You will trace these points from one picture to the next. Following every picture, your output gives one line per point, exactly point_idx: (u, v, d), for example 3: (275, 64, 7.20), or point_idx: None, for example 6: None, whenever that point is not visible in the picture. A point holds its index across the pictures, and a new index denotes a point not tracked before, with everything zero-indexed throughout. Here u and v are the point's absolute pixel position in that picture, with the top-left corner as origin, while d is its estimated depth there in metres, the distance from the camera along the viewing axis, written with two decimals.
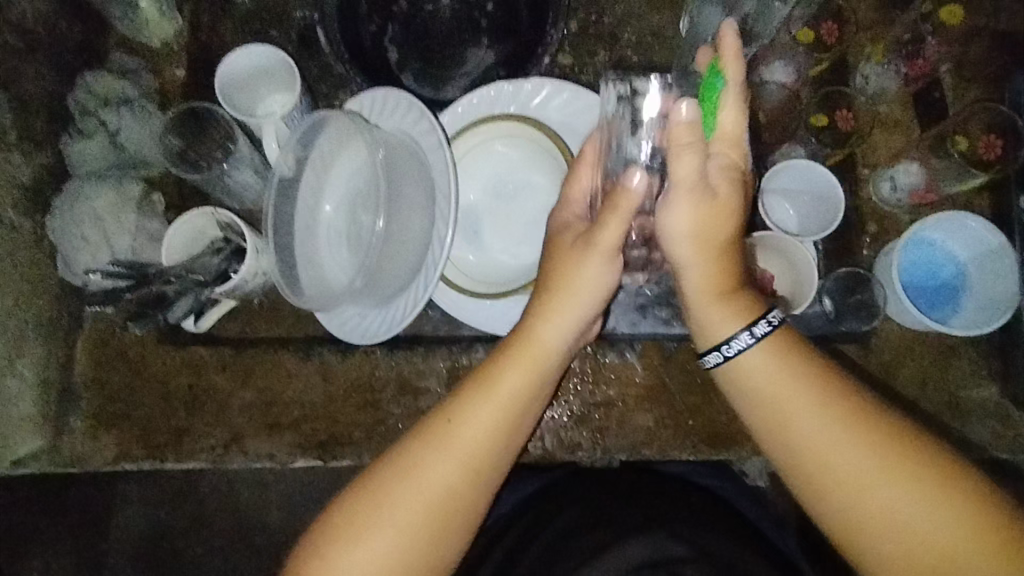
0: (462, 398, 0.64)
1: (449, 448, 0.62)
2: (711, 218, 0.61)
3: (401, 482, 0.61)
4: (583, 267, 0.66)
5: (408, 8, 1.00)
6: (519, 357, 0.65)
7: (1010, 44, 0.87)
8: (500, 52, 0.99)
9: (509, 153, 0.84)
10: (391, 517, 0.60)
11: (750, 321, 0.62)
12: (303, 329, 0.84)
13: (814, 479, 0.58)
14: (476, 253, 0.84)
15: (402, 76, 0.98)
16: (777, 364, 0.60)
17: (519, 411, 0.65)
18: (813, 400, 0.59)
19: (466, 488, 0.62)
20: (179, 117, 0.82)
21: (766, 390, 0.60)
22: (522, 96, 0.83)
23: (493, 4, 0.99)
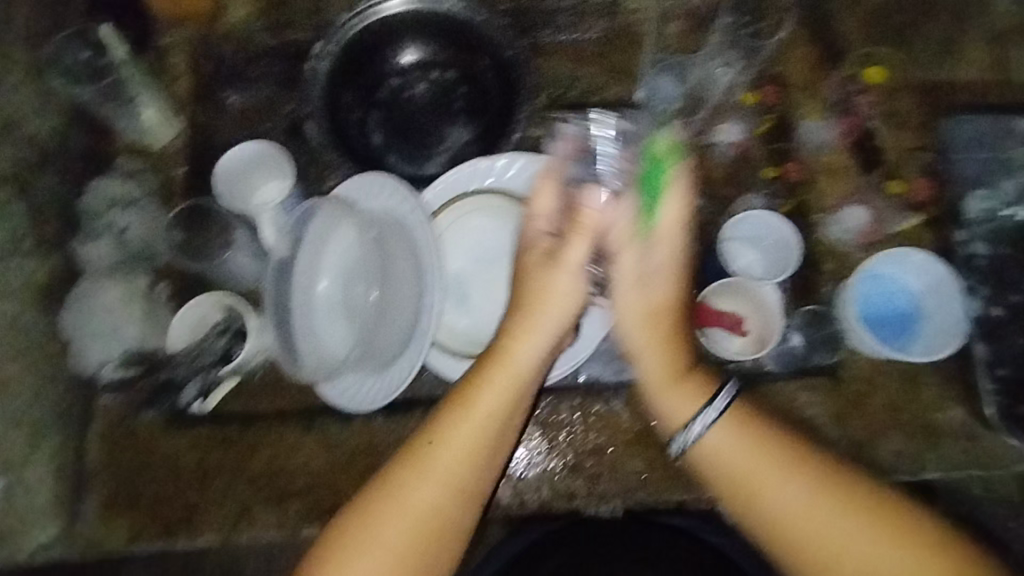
0: (444, 424, 0.72)
1: (432, 471, 0.71)
2: (650, 310, 0.77)
3: (391, 503, 0.71)
4: (552, 281, 0.76)
5: (388, 95, 1.06)
6: (495, 384, 0.73)
7: (932, 93, 0.96)
8: (474, 130, 1.07)
9: (489, 221, 0.91)
10: (387, 534, 0.70)
11: (709, 399, 0.75)
12: (306, 401, 0.88)
13: (781, 546, 0.71)
14: (466, 317, 0.89)
15: (388, 158, 1.06)
16: (736, 439, 0.74)
17: (495, 431, 0.73)
18: (774, 480, 0.72)
19: (452, 502, 0.71)
20: (183, 214, 0.92)
21: (741, 469, 0.73)
22: (496, 170, 0.91)
23: (466, 88, 1.08)
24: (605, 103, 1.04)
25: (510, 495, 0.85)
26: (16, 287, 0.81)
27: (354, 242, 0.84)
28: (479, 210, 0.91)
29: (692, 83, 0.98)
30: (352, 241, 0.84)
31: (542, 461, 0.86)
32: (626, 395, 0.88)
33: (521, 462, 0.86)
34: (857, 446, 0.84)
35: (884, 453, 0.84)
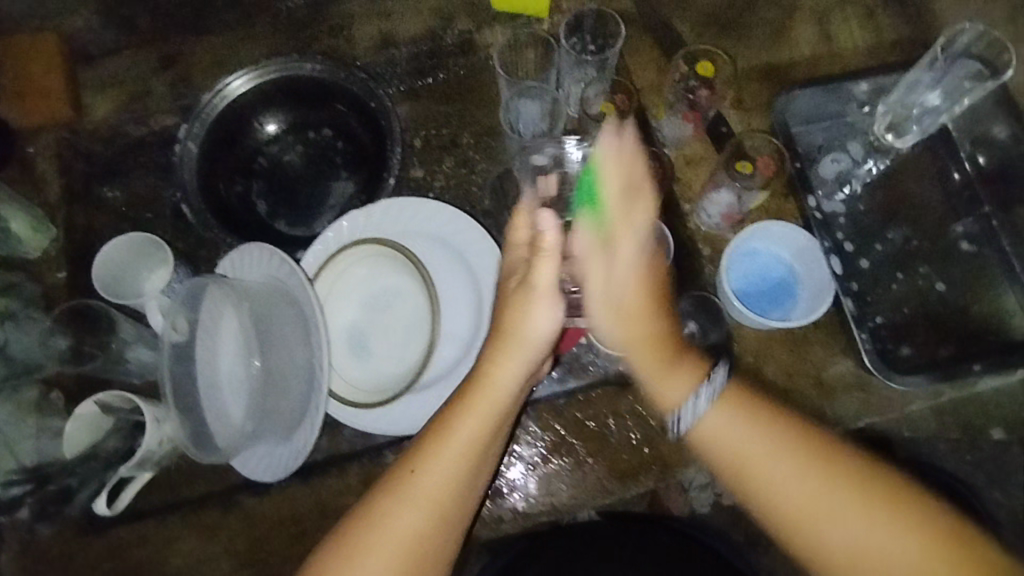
0: (423, 449, 0.70)
1: (415, 498, 0.68)
2: (637, 332, 0.67)
3: (369, 539, 0.67)
4: (530, 311, 0.70)
5: (268, 164, 1.10)
6: (473, 403, 0.70)
7: (767, 77, 1.04)
8: (357, 182, 1.10)
9: (371, 270, 0.91)
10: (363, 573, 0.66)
11: (698, 387, 0.68)
12: (223, 480, 0.87)
13: (791, 534, 0.65)
14: (367, 366, 0.90)
15: (275, 224, 1.08)
16: (744, 424, 0.67)
17: (479, 454, 0.70)
18: (787, 469, 0.65)
19: (433, 530, 0.68)
20: (66, 317, 0.90)
21: (750, 448, 0.66)
22: (367, 222, 0.93)
23: (343, 142, 1.11)
24: (479, 134, 1.11)
25: None
26: None
27: (246, 316, 0.82)
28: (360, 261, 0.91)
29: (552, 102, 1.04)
30: (243, 316, 0.81)
31: None
32: (536, 411, 0.90)
33: None
34: None
35: None
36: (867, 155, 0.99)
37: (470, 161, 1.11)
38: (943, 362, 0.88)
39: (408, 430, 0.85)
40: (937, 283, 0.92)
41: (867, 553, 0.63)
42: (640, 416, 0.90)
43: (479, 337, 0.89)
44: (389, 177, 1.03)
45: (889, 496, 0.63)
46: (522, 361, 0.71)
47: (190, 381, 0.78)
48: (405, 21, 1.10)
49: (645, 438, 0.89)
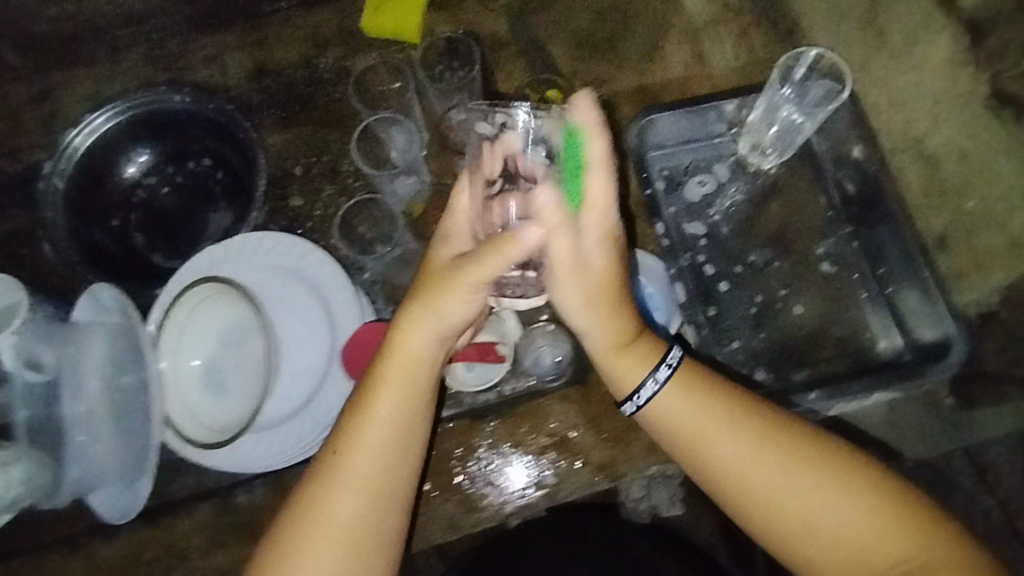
0: (347, 429, 0.73)
1: (340, 483, 0.71)
2: (608, 275, 0.68)
3: (313, 523, 0.70)
4: (446, 299, 0.70)
5: (145, 197, 1.10)
6: (392, 377, 0.73)
7: (635, 99, 1.03)
8: (234, 213, 1.09)
9: (210, 310, 0.87)
10: (313, 560, 0.69)
11: (654, 367, 0.74)
12: (78, 521, 0.89)
13: (731, 493, 0.71)
14: (222, 402, 0.89)
15: (151, 257, 1.07)
16: (684, 394, 0.74)
17: (405, 430, 0.73)
18: (747, 445, 0.71)
19: (367, 509, 0.71)
20: None
21: (689, 421, 0.73)
22: (211, 263, 0.92)
23: (223, 172, 1.10)
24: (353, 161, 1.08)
25: None
26: None
27: (101, 359, 0.88)
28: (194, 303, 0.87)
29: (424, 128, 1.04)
30: (99, 359, 0.88)
31: None
32: None
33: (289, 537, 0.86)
34: (610, 446, 0.88)
35: (637, 448, 0.88)
36: (732, 178, 0.98)
37: (346, 188, 1.09)
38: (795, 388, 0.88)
39: (262, 467, 0.86)
40: (796, 307, 0.92)
41: (821, 528, 0.68)
42: (489, 450, 0.89)
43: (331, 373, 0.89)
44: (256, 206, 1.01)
45: (811, 457, 0.70)
46: (430, 333, 0.72)
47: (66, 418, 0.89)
48: (276, 50, 1.09)
49: (498, 469, 0.88)
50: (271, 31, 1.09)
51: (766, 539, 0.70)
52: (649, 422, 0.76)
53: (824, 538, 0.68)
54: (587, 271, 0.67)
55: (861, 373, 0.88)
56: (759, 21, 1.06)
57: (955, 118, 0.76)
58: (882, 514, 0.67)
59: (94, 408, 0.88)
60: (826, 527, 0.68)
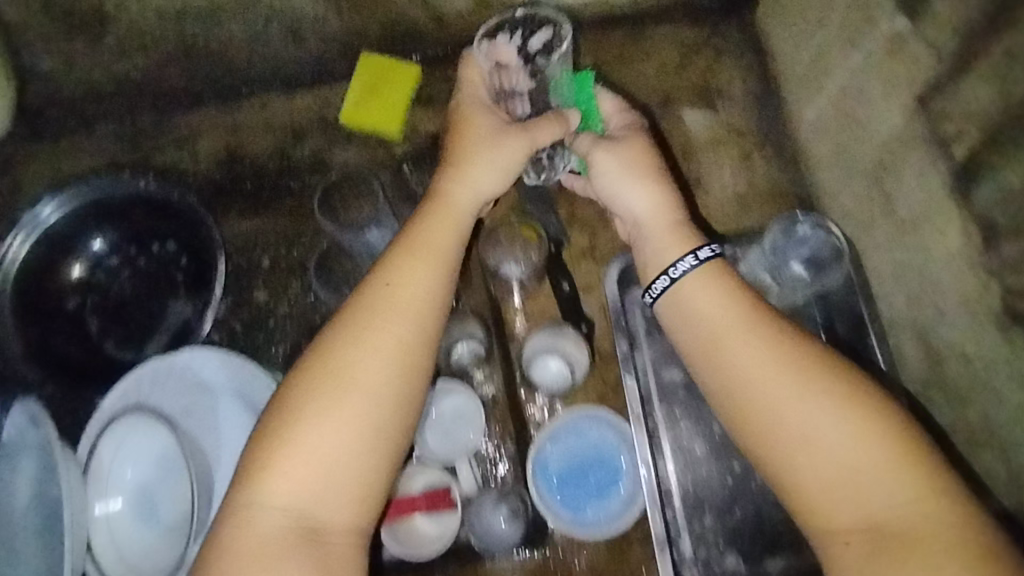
0: (397, 261, 0.67)
1: (398, 306, 0.64)
2: (641, 158, 0.73)
3: (347, 354, 0.62)
4: (500, 144, 0.72)
5: (106, 279, 1.05)
6: (438, 210, 0.70)
7: None
8: (193, 305, 1.04)
9: (150, 435, 0.85)
10: (320, 415, 0.60)
11: (693, 249, 0.67)
12: None
13: (762, 443, 0.58)
14: (155, 532, 0.84)
15: (104, 345, 1.02)
16: (713, 285, 0.65)
17: (445, 263, 0.68)
18: (768, 360, 0.59)
19: (405, 372, 0.62)
20: None
21: (712, 327, 0.62)
22: (146, 385, 0.87)
23: (187, 259, 1.05)
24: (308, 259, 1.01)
25: None
26: None
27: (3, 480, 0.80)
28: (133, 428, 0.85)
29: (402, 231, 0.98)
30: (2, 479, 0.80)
31: None
32: None
33: None
34: None
35: None
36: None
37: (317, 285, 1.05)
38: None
39: None
40: None
41: (843, 468, 0.55)
42: None
43: None
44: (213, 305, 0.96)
45: (851, 393, 0.57)
46: (486, 165, 0.72)
47: None
48: (251, 138, 1.05)
49: None
50: (249, 116, 1.05)
51: (794, 481, 0.56)
52: (664, 319, 0.67)
53: (885, 508, 0.54)
54: (612, 139, 0.74)
55: None
56: (762, 148, 0.99)
57: (957, 314, 0.69)
58: (919, 480, 0.53)
59: None
60: (846, 466, 0.55)
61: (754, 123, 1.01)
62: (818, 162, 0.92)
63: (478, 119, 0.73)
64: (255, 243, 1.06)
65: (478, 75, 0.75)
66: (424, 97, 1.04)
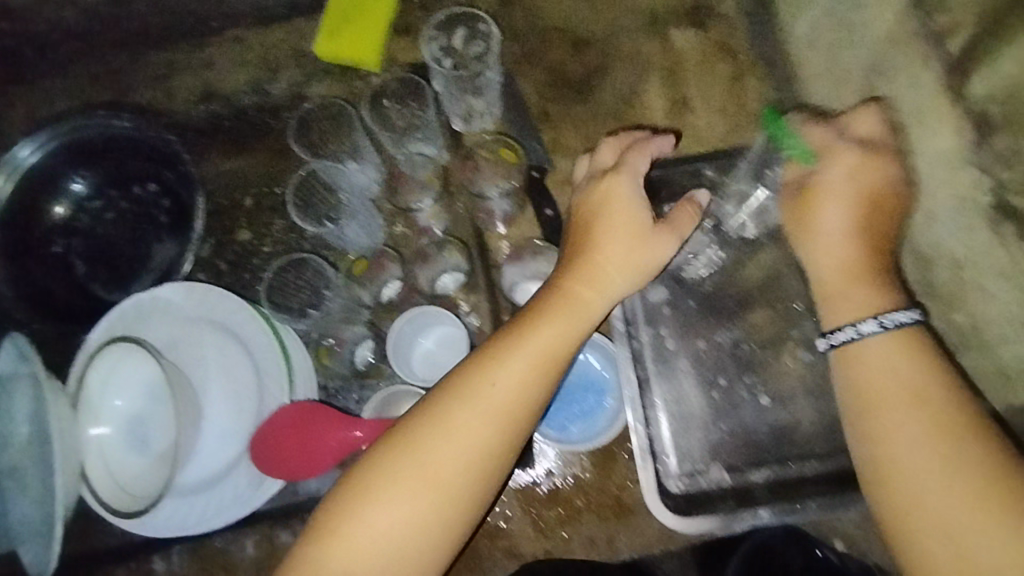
0: (480, 358, 0.67)
1: (454, 431, 0.64)
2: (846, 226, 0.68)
3: (460, 412, 0.65)
4: (609, 242, 0.70)
5: (90, 221, 1.05)
6: (554, 314, 0.68)
7: None
8: (178, 245, 1.04)
9: (137, 363, 0.83)
10: (380, 503, 0.63)
11: (881, 313, 0.65)
12: None
13: (873, 435, 0.62)
14: (147, 460, 0.84)
15: (92, 286, 1.02)
16: (904, 356, 0.63)
17: (547, 368, 0.67)
18: (928, 456, 0.58)
19: (483, 464, 0.64)
20: None
21: (892, 372, 0.62)
22: (135, 313, 0.86)
23: (169, 200, 1.04)
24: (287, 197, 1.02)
25: None
26: None
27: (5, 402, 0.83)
28: (120, 355, 0.83)
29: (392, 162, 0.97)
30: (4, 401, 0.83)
31: None
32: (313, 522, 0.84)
33: None
34: (549, 537, 0.84)
35: (574, 541, 0.83)
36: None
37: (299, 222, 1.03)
38: (758, 493, 0.80)
39: (183, 534, 0.82)
40: (762, 398, 0.84)
41: (955, 539, 0.56)
42: None
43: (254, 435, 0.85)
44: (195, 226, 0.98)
45: (956, 422, 0.59)
46: (614, 274, 0.70)
47: None
48: (228, 74, 1.03)
49: None
50: (226, 54, 1.03)
51: (915, 498, 0.58)
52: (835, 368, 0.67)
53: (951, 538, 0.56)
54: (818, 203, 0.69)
55: (826, 483, 0.80)
56: (754, 64, 0.95)
57: (950, 220, 0.67)
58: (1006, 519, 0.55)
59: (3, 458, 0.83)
60: (960, 559, 0.55)
61: (746, 40, 0.96)
62: (809, 75, 0.89)
63: (620, 219, 0.70)
64: (235, 179, 1.04)
65: (643, 157, 0.73)
66: (402, 25, 1.01)
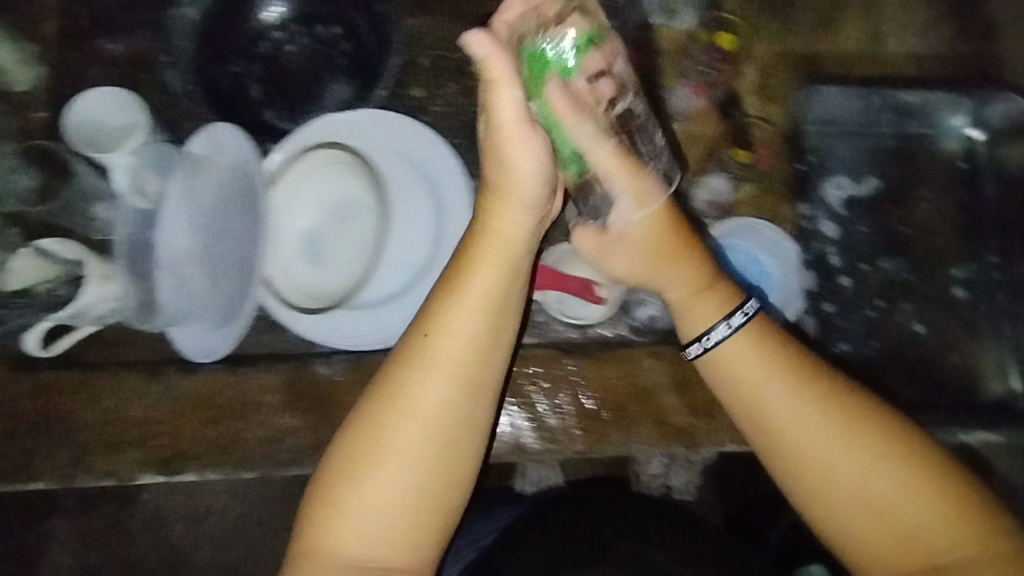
0: (434, 310, 0.73)
1: (425, 367, 0.73)
2: (650, 240, 0.75)
3: (398, 425, 0.72)
4: (510, 151, 0.68)
5: (270, 50, 1.06)
6: (483, 259, 0.73)
7: (806, 64, 0.95)
8: (355, 88, 1.06)
9: (338, 178, 0.89)
10: (381, 459, 0.72)
11: (729, 313, 0.75)
12: (159, 352, 0.90)
13: (764, 420, 0.73)
14: (320, 271, 0.89)
15: (265, 112, 1.04)
16: (757, 351, 0.74)
17: (469, 358, 0.73)
18: (830, 437, 0.71)
19: (459, 399, 0.73)
20: (38, 157, 0.91)
21: (759, 365, 0.73)
22: (341, 131, 0.91)
23: (349, 44, 1.06)
24: None
25: None
26: None
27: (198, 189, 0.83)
28: (327, 165, 0.89)
29: None
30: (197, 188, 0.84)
31: None
32: None
33: None
34: (694, 413, 0.87)
35: (719, 420, 0.87)
36: (870, 173, 0.96)
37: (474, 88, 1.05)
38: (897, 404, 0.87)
39: (352, 345, 0.87)
40: (916, 325, 0.93)
41: (876, 489, 0.71)
42: (572, 385, 0.87)
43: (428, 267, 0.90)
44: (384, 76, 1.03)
45: (868, 435, 0.71)
46: (518, 205, 0.73)
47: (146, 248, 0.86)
48: None
49: (575, 406, 0.87)
50: None
51: (819, 486, 0.72)
52: (705, 371, 0.76)
53: (886, 514, 0.70)
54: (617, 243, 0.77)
55: (962, 407, 0.87)
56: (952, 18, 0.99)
57: None
58: (920, 494, 0.70)
59: (187, 243, 0.85)
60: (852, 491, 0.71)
61: None
62: None
63: (517, 154, 0.68)
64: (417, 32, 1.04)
65: (509, 92, 0.65)
66: None
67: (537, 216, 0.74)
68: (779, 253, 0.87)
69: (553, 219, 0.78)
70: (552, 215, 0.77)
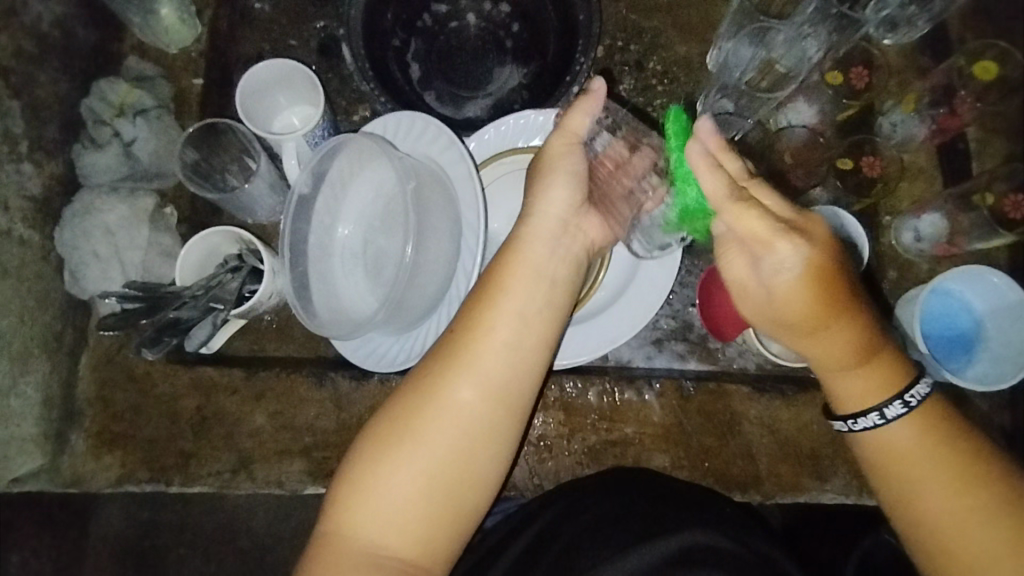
0: (472, 307, 0.60)
1: (467, 366, 0.58)
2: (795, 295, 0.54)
3: (430, 421, 0.57)
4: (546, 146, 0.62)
5: (433, 25, 0.95)
6: (518, 256, 0.61)
7: None
8: (526, 74, 0.94)
9: None
10: (412, 453, 0.56)
11: (885, 399, 0.56)
12: (314, 351, 0.83)
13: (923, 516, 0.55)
14: None
15: (425, 94, 0.93)
16: (922, 437, 0.56)
17: (513, 359, 0.59)
18: (962, 507, 0.54)
19: (491, 407, 0.58)
20: (197, 130, 0.78)
21: (904, 459, 0.56)
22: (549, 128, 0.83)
23: (520, 25, 0.95)
24: (670, 63, 0.91)
25: (522, 474, 0.80)
26: (7, 198, 0.71)
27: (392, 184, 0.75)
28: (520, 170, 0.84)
29: (775, 55, 0.83)
30: (388, 181, 0.76)
31: (560, 449, 0.81)
32: (660, 386, 0.82)
33: (540, 441, 0.81)
34: None
35: None
36: None
37: (664, 76, 0.90)
38: None
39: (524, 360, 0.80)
40: None
41: None
42: (762, 423, 0.81)
43: (632, 284, 0.81)
44: (584, 51, 0.84)
45: (968, 461, 0.55)
46: (554, 201, 0.61)
47: (309, 237, 0.75)
48: None
49: (766, 446, 0.81)
50: None
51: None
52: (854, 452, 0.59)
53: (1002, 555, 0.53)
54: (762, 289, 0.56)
55: None
56: None
57: None
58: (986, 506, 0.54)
59: (371, 240, 0.77)
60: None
61: None
62: None
63: (563, 164, 0.61)
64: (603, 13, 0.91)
65: (584, 118, 0.60)
66: None
67: (574, 209, 0.62)
68: (995, 306, 0.80)
69: (592, 245, 0.64)
70: (582, 246, 0.63)
